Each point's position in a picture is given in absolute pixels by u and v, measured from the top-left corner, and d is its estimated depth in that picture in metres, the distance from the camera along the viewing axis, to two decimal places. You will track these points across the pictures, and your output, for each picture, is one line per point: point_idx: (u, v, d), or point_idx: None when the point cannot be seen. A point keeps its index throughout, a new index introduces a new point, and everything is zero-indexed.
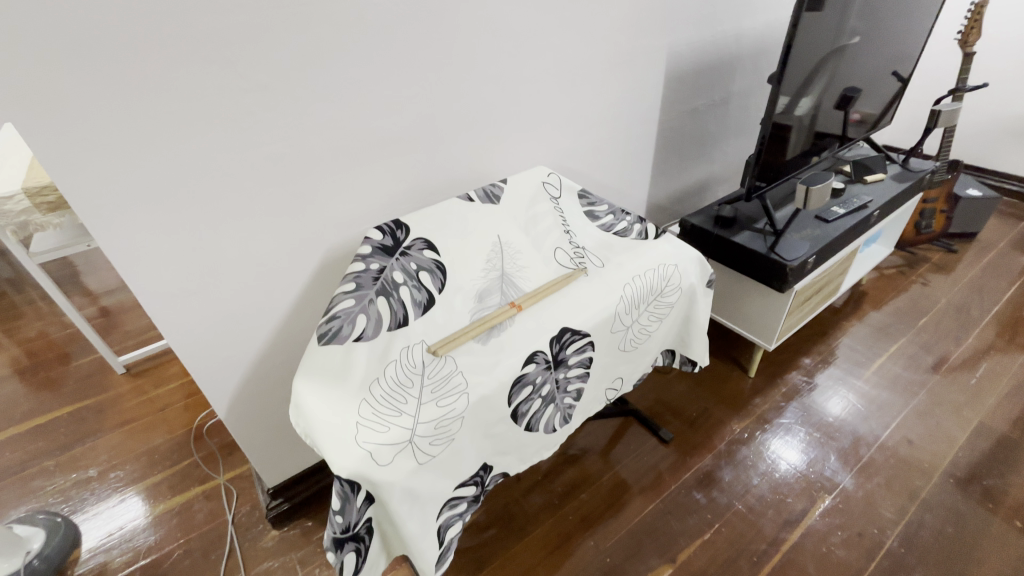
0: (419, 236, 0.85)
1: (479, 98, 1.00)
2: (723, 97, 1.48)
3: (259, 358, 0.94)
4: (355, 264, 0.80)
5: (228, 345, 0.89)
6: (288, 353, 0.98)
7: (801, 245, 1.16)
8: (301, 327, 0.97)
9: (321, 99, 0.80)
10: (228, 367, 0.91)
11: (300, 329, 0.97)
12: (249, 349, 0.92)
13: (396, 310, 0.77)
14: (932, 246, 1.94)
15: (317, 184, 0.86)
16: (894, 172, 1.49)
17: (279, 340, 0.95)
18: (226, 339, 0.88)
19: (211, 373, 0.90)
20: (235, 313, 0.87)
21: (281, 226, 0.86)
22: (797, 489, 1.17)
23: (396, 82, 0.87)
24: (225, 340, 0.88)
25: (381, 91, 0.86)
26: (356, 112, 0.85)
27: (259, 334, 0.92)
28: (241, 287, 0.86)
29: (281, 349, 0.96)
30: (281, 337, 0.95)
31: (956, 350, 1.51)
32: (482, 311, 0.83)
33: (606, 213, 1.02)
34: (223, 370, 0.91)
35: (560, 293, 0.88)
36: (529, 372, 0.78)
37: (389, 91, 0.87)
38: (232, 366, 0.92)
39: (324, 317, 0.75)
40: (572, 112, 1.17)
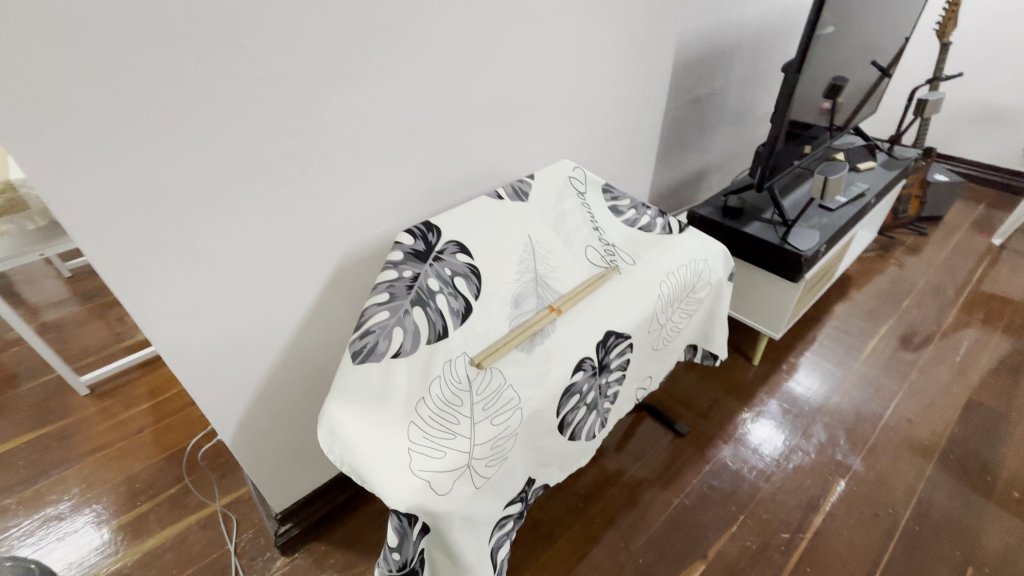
0: (450, 238, 0.79)
1: (499, 87, 0.94)
2: (721, 85, 1.48)
3: (269, 378, 0.86)
4: (385, 272, 0.73)
5: (235, 365, 0.80)
6: (299, 369, 0.89)
7: (813, 234, 1.17)
8: (314, 341, 0.89)
9: (340, 90, 0.72)
10: (237, 390, 0.82)
11: (314, 343, 0.89)
12: (260, 369, 0.84)
13: (435, 321, 0.71)
14: (905, 230, 2.03)
15: (334, 182, 0.78)
16: (882, 159, 1.53)
17: (290, 356, 0.87)
18: (234, 359, 0.80)
19: (216, 397, 0.81)
20: (245, 330, 0.79)
21: (295, 231, 0.77)
22: (812, 474, 1.19)
23: (416, 71, 0.80)
24: (233, 361, 0.79)
25: (401, 79, 0.79)
26: (377, 105, 0.78)
27: (269, 352, 0.83)
28: (251, 300, 0.77)
29: (293, 365, 0.88)
30: (293, 353, 0.87)
31: (938, 329, 1.59)
32: (522, 316, 0.77)
33: (629, 207, 0.99)
34: (229, 393, 0.82)
35: (597, 294, 0.84)
36: (578, 381, 0.74)
37: (409, 79, 0.80)
38: (239, 388, 0.83)
39: (356, 331, 0.69)
40: (586, 101, 1.13)
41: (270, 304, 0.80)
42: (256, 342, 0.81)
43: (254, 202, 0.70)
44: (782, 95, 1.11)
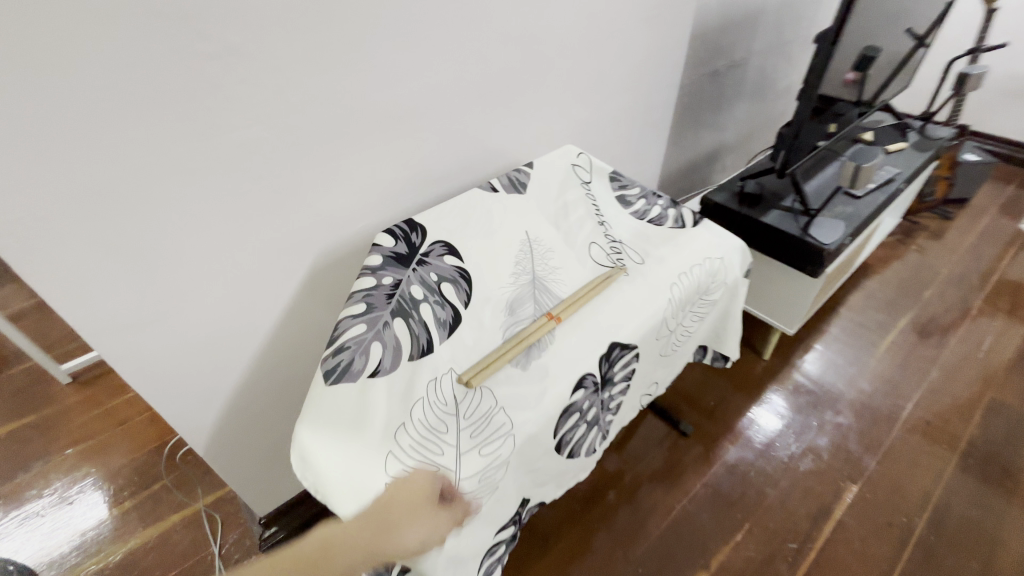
0: (436, 239, 0.70)
1: (495, 60, 0.83)
2: (742, 56, 1.34)
3: (241, 386, 0.79)
4: (361, 279, 0.64)
5: (202, 374, 0.73)
6: (275, 374, 0.82)
7: (837, 226, 1.07)
8: (290, 346, 0.81)
9: (308, 67, 0.62)
10: (207, 398, 0.76)
11: (291, 347, 0.82)
12: (231, 376, 0.77)
13: (418, 335, 0.63)
14: (930, 214, 1.92)
15: (305, 174, 0.69)
16: (914, 139, 1.41)
17: (265, 361, 0.80)
18: (202, 367, 0.73)
19: (184, 408, 0.74)
20: (211, 337, 0.71)
21: (264, 227, 0.69)
22: (823, 479, 1.14)
23: (398, 44, 0.69)
24: (200, 370, 0.73)
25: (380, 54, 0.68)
26: (354, 83, 0.68)
27: (240, 359, 0.76)
28: (216, 305, 0.69)
29: (268, 371, 0.81)
30: (268, 358, 0.80)
31: (960, 322, 1.50)
32: (517, 326, 0.70)
33: (638, 197, 0.89)
34: (199, 403, 0.75)
35: (600, 299, 0.76)
36: (577, 400, 0.66)
37: (390, 55, 0.69)
38: (209, 398, 0.76)
39: (330, 347, 0.61)
40: (594, 77, 1.01)
41: (239, 308, 0.72)
42: (225, 348, 0.74)
43: (213, 196, 0.62)
44: (812, 70, 1.00)
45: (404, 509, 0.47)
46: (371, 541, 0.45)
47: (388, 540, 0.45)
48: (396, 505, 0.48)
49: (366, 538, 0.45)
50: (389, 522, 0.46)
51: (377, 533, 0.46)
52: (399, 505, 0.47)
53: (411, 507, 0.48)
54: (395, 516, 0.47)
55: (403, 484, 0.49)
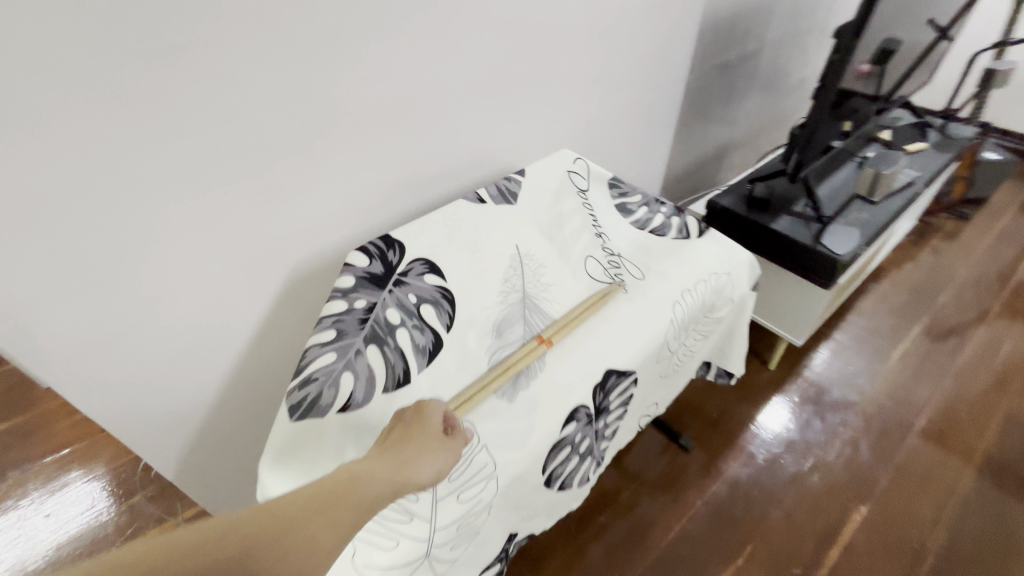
0: (418, 256, 0.63)
1: (489, 55, 0.75)
2: (754, 49, 1.26)
3: (212, 411, 0.72)
4: (331, 302, 0.58)
5: (165, 406, 0.66)
6: (248, 397, 0.76)
7: (852, 235, 1.01)
8: (264, 367, 0.75)
9: (275, 66, 0.54)
10: (172, 430, 0.69)
11: (264, 368, 0.75)
12: (199, 404, 0.70)
13: (394, 364, 0.58)
14: (945, 214, 1.84)
15: (275, 186, 0.61)
16: (934, 138, 1.33)
17: (237, 386, 0.73)
18: (165, 400, 0.65)
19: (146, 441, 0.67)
20: (174, 368, 0.64)
21: (230, 247, 0.60)
22: (831, 498, 1.09)
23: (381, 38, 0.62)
24: (162, 403, 0.65)
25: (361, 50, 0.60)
26: (329, 83, 0.60)
27: (209, 386, 0.69)
28: (179, 335, 0.61)
29: (241, 394, 0.74)
30: (240, 382, 0.73)
31: (977, 330, 1.44)
32: (503, 351, 0.64)
33: (639, 205, 0.83)
34: (163, 435, 0.68)
35: (596, 320, 0.70)
36: (569, 433, 0.61)
37: (372, 50, 0.61)
38: (174, 428, 0.69)
39: (295, 379, 0.55)
40: (596, 71, 0.94)
41: (206, 335, 0.64)
42: (191, 378, 0.67)
43: (167, 218, 0.53)
44: (831, 68, 0.92)
45: (421, 439, 0.48)
46: (397, 469, 0.43)
47: (413, 468, 0.44)
48: (413, 436, 0.48)
49: (390, 466, 0.43)
50: (409, 452, 0.46)
51: (400, 462, 0.44)
52: (415, 436, 0.48)
53: (426, 434, 0.48)
54: (415, 445, 0.47)
55: (409, 421, 0.50)
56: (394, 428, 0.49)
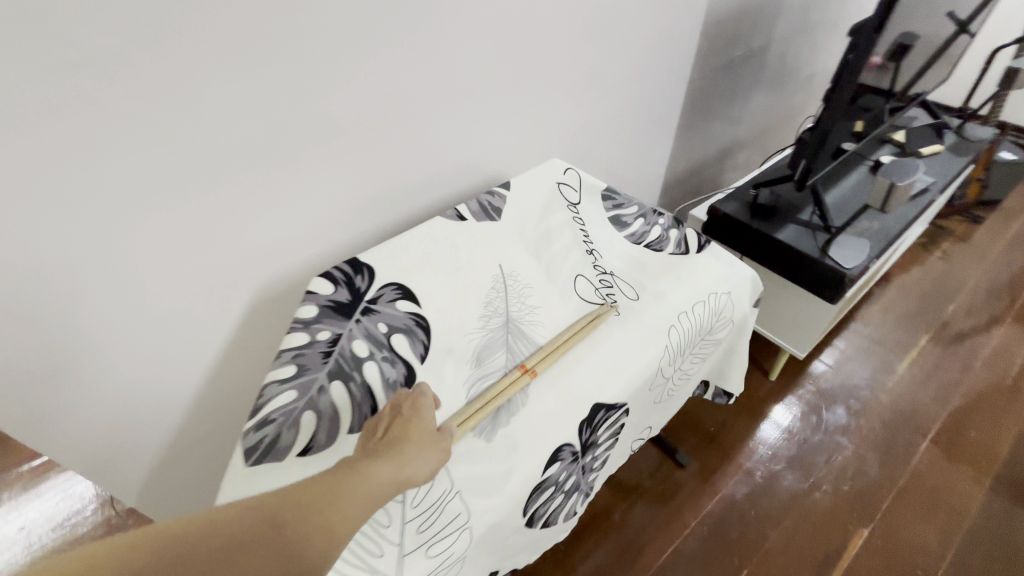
0: (389, 280, 0.60)
1: (474, 57, 0.68)
2: (761, 45, 1.19)
3: (173, 439, 0.68)
4: (293, 333, 0.54)
5: (119, 438, 0.62)
6: (212, 424, 0.71)
7: (861, 247, 0.95)
8: (229, 392, 0.70)
9: (223, 74, 0.48)
10: (129, 462, 0.64)
11: (229, 394, 0.70)
12: (158, 433, 0.66)
13: (361, 401, 0.53)
14: (957, 217, 1.77)
15: (231, 205, 0.56)
16: (950, 141, 1.27)
17: (199, 414, 0.68)
18: (118, 432, 0.61)
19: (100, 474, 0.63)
20: (126, 398, 0.59)
21: (182, 270, 0.56)
22: (831, 520, 1.05)
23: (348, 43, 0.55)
24: (115, 435, 0.61)
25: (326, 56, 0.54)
26: (288, 94, 0.54)
27: (169, 414, 0.65)
28: (129, 364, 0.57)
29: (204, 421, 0.70)
30: (203, 409, 0.68)
31: (988, 342, 1.38)
32: (483, 383, 0.59)
33: (636, 217, 0.78)
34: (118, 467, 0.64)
35: (584, 347, 0.65)
36: (552, 475, 0.57)
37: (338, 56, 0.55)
38: (130, 460, 0.65)
39: (252, 420, 0.51)
40: (592, 71, 0.87)
41: (160, 363, 0.60)
42: (146, 408, 0.62)
43: (104, 243, 0.48)
44: (847, 69, 0.85)
45: (418, 434, 0.47)
46: (399, 468, 0.43)
47: (412, 465, 0.44)
48: (410, 432, 0.47)
49: (391, 464, 0.43)
50: (408, 449, 0.45)
51: (401, 459, 0.44)
52: (413, 431, 0.47)
53: (423, 430, 0.48)
54: (414, 441, 0.46)
55: (405, 414, 0.48)
56: (390, 420, 0.48)
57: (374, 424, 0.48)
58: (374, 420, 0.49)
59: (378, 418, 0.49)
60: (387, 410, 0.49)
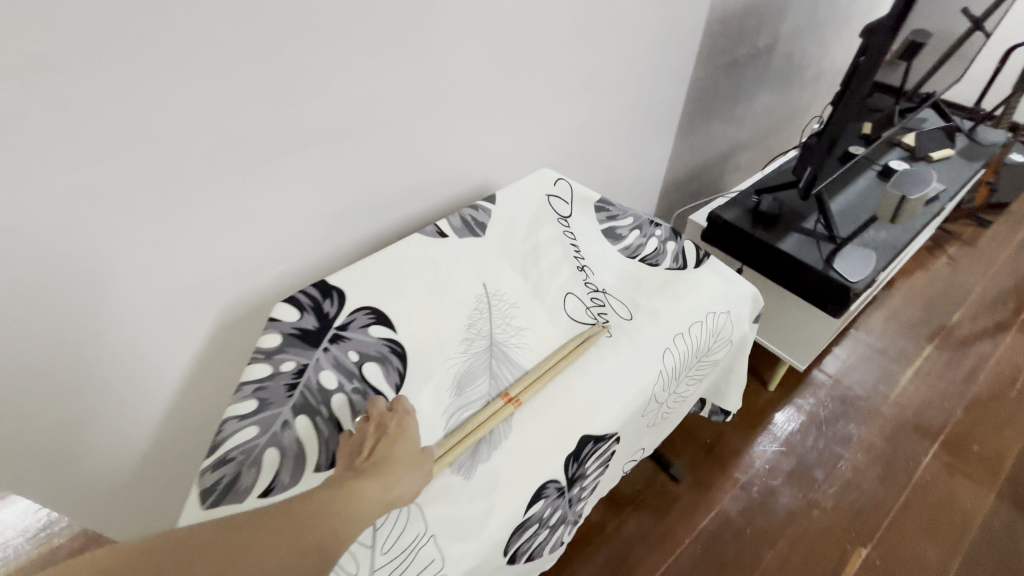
0: (363, 303, 0.57)
1: (458, 60, 0.64)
2: (766, 44, 1.14)
3: (137, 465, 0.64)
4: (254, 365, 0.51)
5: (78, 465, 0.58)
6: (179, 446, 0.67)
7: (867, 259, 0.91)
8: (196, 414, 0.66)
9: (173, 83, 0.43)
10: (87, 488, 0.61)
11: (197, 416, 0.66)
12: (122, 458, 0.62)
13: (327, 437, 0.49)
14: (964, 221, 1.73)
15: (189, 222, 0.51)
16: (962, 145, 1.22)
17: (165, 437, 0.65)
18: (77, 459, 0.58)
19: (59, 501, 0.60)
20: (83, 425, 0.56)
21: (139, 292, 0.52)
22: (829, 538, 1.02)
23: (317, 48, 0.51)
24: (73, 462, 0.57)
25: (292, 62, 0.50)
26: (250, 103, 0.49)
27: (131, 439, 0.61)
28: (85, 389, 0.53)
29: (170, 444, 0.66)
30: (169, 433, 0.65)
31: (995, 352, 1.34)
32: (464, 412, 0.55)
33: (630, 229, 0.73)
34: (79, 493, 0.61)
35: (574, 372, 0.60)
36: (536, 513, 0.53)
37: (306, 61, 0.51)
38: (92, 485, 0.61)
39: (209, 458, 0.47)
40: (587, 74, 0.82)
41: (119, 387, 0.56)
42: (107, 433, 0.58)
43: (47, 266, 0.44)
44: (858, 72, 0.80)
45: (405, 452, 0.46)
46: (386, 488, 0.42)
47: (400, 485, 0.43)
48: (396, 451, 0.46)
49: (379, 482, 0.42)
50: (394, 467, 0.44)
51: (389, 478, 0.43)
52: (400, 450, 0.46)
53: (411, 449, 0.47)
54: (401, 460, 0.45)
55: (391, 433, 0.47)
56: (376, 437, 0.47)
57: (358, 442, 0.47)
58: (358, 438, 0.47)
59: (363, 435, 0.47)
60: (372, 428, 0.48)
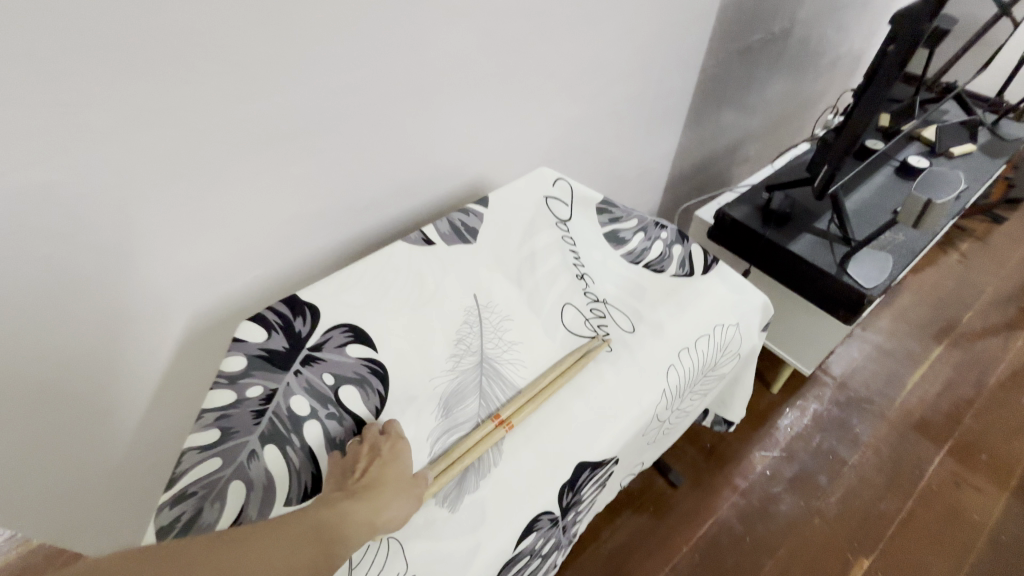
0: (339, 320, 0.52)
1: (450, 47, 0.57)
2: (783, 28, 1.07)
3: (103, 480, 0.60)
4: (217, 391, 0.47)
5: (33, 484, 0.54)
6: (149, 460, 0.63)
7: (883, 263, 0.86)
8: (167, 429, 0.62)
9: (116, 76, 0.38)
10: (48, 504, 0.57)
11: (167, 431, 0.62)
12: (83, 476, 0.58)
13: (299, 467, 0.45)
14: (978, 217, 1.67)
15: (146, 229, 0.46)
16: (983, 140, 1.16)
17: (131, 453, 0.60)
18: (33, 479, 0.53)
19: (15, 519, 0.56)
20: (37, 446, 0.51)
21: (92, 306, 0.47)
22: (831, 548, 0.99)
23: (290, 33, 0.44)
24: (27, 482, 0.53)
25: (260, 51, 0.43)
26: (212, 98, 0.43)
27: (94, 456, 0.57)
28: (38, 411, 0.49)
29: (139, 460, 0.62)
30: (136, 448, 0.60)
31: (1005, 356, 1.31)
32: (451, 437, 0.51)
33: (634, 233, 0.68)
34: (38, 511, 0.57)
35: (570, 391, 0.56)
36: (527, 548, 0.49)
37: (276, 49, 0.44)
38: (51, 503, 0.57)
39: (169, 492, 0.43)
40: (592, 60, 0.76)
41: (75, 406, 0.51)
42: (65, 453, 0.54)
43: None
44: (886, 63, 0.74)
45: (397, 476, 0.43)
46: (373, 512, 0.39)
47: (388, 510, 0.40)
48: (388, 473, 0.43)
49: (367, 505, 0.40)
50: (384, 492, 0.41)
51: (377, 502, 0.40)
52: (392, 473, 0.43)
53: (403, 472, 0.44)
54: (392, 483, 0.42)
55: (384, 455, 0.44)
56: (368, 459, 0.44)
57: (349, 464, 0.44)
58: (350, 461, 0.44)
59: (356, 458, 0.45)
60: (364, 450, 0.45)
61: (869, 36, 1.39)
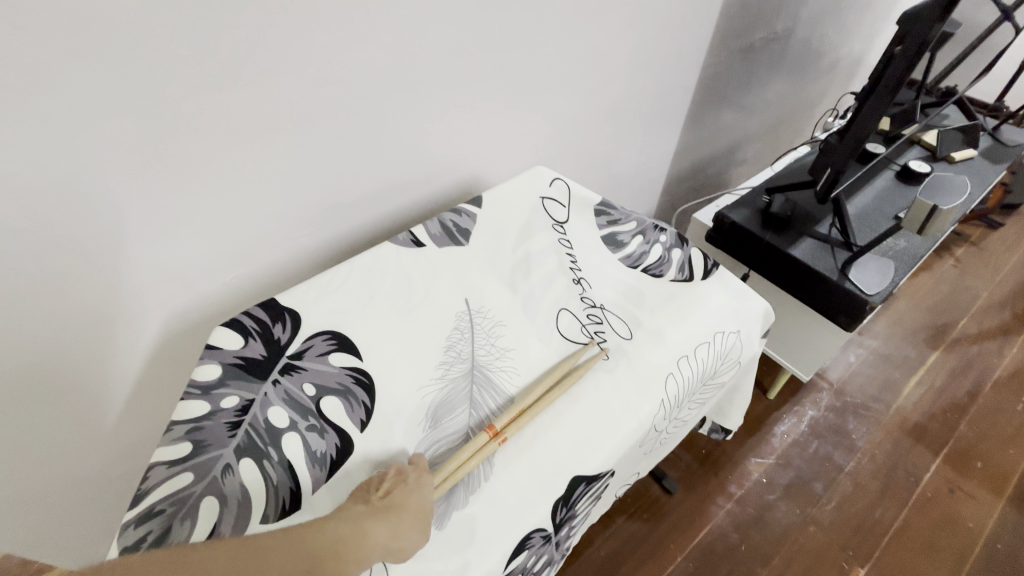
0: (323, 328, 0.50)
1: (443, 42, 0.55)
2: (785, 28, 1.05)
3: (69, 490, 0.57)
4: (188, 403, 0.44)
5: None
6: (120, 467, 0.60)
7: (885, 269, 0.84)
8: (138, 436, 0.58)
9: (72, 61, 0.35)
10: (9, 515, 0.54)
11: (138, 437, 0.58)
12: (46, 485, 0.54)
13: (276, 483, 0.42)
14: (973, 222, 1.66)
15: (112, 225, 0.43)
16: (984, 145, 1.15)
17: (96, 462, 0.57)
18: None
19: None
20: None
21: (54, 310, 0.44)
22: (826, 556, 0.98)
23: (267, 22, 0.41)
24: None
25: (237, 40, 0.41)
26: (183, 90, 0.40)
27: (55, 466, 0.53)
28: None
29: (109, 468, 0.58)
30: (101, 457, 0.57)
31: (1000, 362, 1.30)
32: (440, 449, 0.48)
33: (633, 235, 0.66)
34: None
35: (565, 401, 0.53)
36: (518, 566, 0.46)
37: (252, 39, 0.41)
38: (8, 514, 0.54)
39: (135, 508, 0.40)
40: (590, 56, 0.73)
41: (35, 416, 0.48)
42: (27, 463, 0.51)
43: None
44: (892, 65, 0.72)
45: (418, 504, 0.41)
46: (392, 537, 0.38)
47: (405, 537, 0.38)
48: (412, 501, 0.40)
49: (385, 528, 0.38)
50: (404, 518, 0.39)
51: (396, 528, 0.38)
52: (413, 502, 0.40)
53: (425, 501, 0.41)
54: (413, 509, 0.40)
55: (408, 483, 0.42)
56: (393, 481, 0.42)
57: (371, 484, 0.41)
58: (376, 478, 0.42)
59: (379, 477, 0.42)
60: (392, 473, 0.42)
61: (870, 38, 1.37)
